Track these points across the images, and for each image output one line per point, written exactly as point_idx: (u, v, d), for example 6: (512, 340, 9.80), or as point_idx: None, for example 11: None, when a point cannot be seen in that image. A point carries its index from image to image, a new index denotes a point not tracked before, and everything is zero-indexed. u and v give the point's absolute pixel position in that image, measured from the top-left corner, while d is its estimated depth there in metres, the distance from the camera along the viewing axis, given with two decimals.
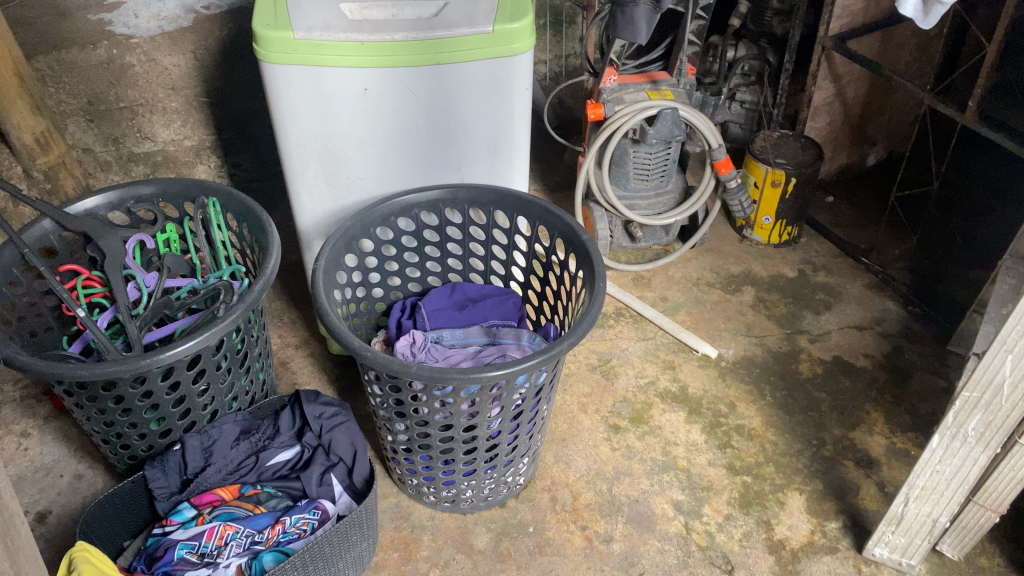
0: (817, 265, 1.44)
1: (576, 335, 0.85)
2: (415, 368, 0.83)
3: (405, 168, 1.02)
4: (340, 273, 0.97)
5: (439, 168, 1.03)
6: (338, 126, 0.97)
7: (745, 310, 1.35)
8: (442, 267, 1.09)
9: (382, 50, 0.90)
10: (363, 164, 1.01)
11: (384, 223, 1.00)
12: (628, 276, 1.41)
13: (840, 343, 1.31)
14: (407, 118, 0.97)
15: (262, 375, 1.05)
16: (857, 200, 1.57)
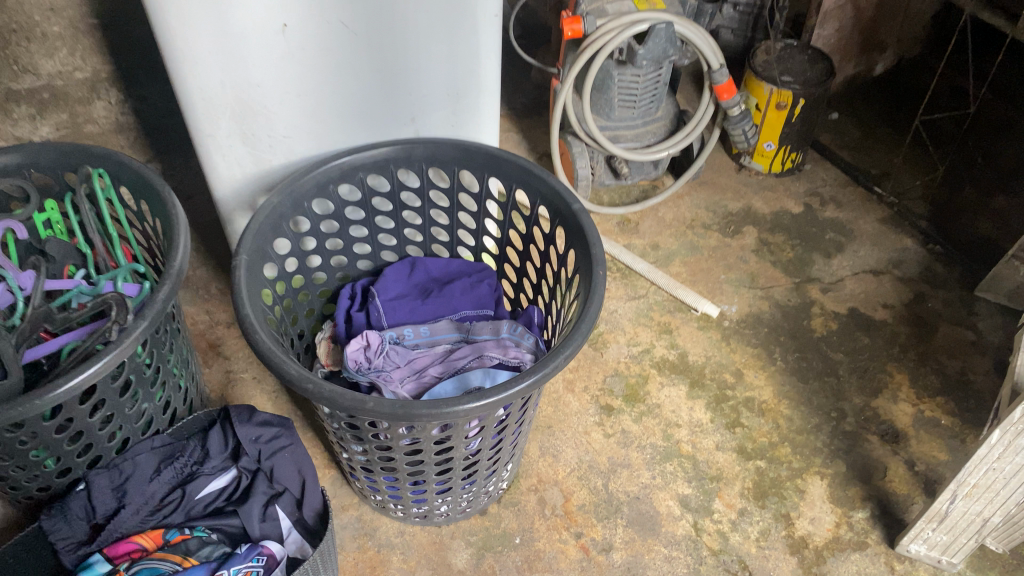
0: (824, 197, 1.27)
1: (575, 346, 0.68)
2: (371, 402, 0.64)
3: (348, 118, 0.81)
4: (270, 264, 0.77)
5: (387, 119, 0.82)
6: (254, 74, 0.74)
7: (748, 256, 1.18)
8: (398, 240, 0.90)
9: None
10: (292, 118, 0.79)
11: (323, 195, 0.80)
12: (612, 220, 1.23)
13: (855, 292, 1.15)
14: (343, 62, 0.75)
15: (184, 384, 0.86)
16: (866, 118, 1.39)
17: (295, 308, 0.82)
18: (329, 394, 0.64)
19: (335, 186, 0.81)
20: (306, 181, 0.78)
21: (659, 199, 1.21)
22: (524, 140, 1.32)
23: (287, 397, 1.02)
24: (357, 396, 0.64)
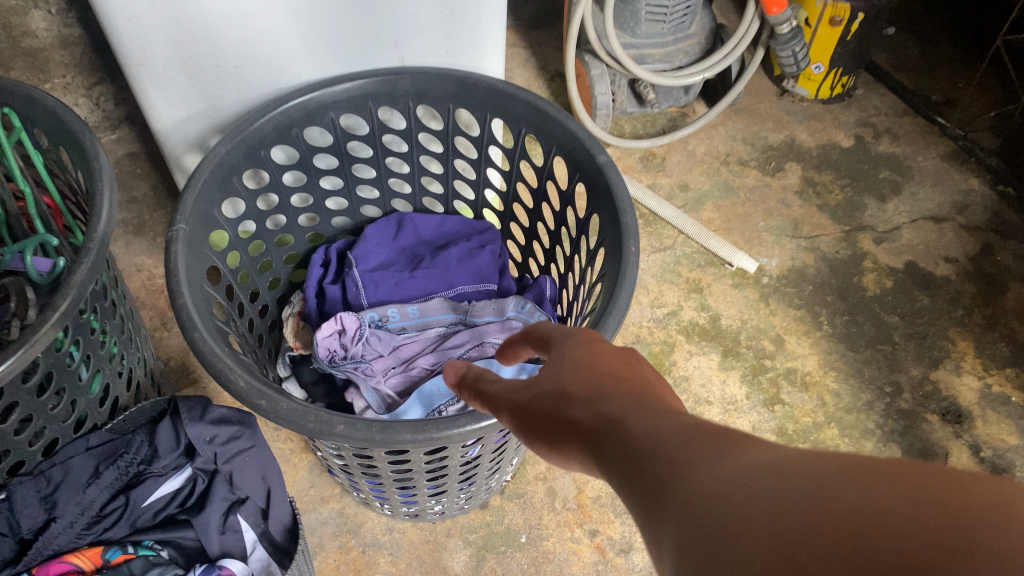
0: (878, 128, 1.11)
1: (597, 350, 0.52)
2: (340, 425, 0.50)
3: (318, 45, 0.64)
4: (219, 229, 0.62)
5: (364, 43, 0.65)
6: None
7: (790, 199, 1.03)
8: (381, 189, 0.75)
9: None
10: (246, 44, 0.62)
11: (285, 140, 0.64)
12: (634, 154, 1.07)
13: (913, 242, 1.00)
14: None
15: (128, 366, 0.71)
16: (933, 39, 1.22)
17: (255, 279, 0.68)
18: (285, 412, 0.50)
19: (299, 129, 0.65)
20: (261, 126, 0.62)
21: (690, 131, 1.05)
22: (534, 58, 1.14)
23: None
24: (323, 415, 0.50)
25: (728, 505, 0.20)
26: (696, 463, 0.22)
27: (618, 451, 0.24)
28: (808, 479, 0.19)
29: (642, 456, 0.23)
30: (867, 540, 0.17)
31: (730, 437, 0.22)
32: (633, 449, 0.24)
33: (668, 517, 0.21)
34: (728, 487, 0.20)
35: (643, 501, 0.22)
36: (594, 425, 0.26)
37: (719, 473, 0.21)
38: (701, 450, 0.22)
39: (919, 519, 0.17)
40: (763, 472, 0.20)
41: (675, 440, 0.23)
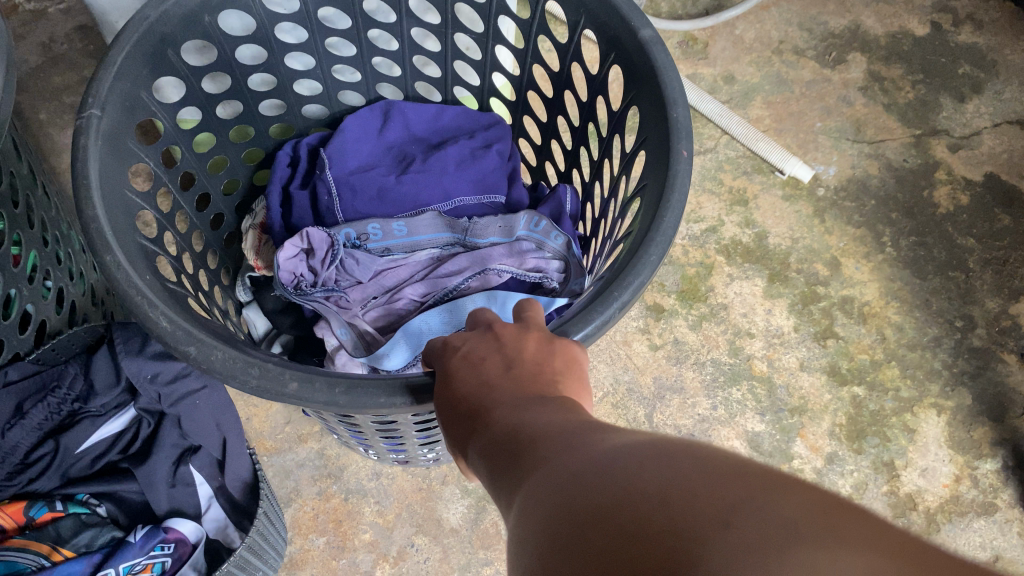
0: (959, 13, 0.94)
1: (636, 290, 0.38)
2: (294, 386, 0.36)
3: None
4: (152, 119, 0.47)
5: None
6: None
7: (853, 97, 0.88)
8: (363, 71, 0.60)
9: None
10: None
11: (236, 2, 0.50)
12: (672, 39, 0.91)
13: (995, 151, 0.86)
14: None
15: (54, 283, 0.58)
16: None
17: (203, 181, 0.54)
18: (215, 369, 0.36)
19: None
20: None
21: (739, 11, 0.89)
22: None
23: None
24: (275, 370, 0.37)
25: (540, 497, 0.21)
26: (533, 459, 0.23)
27: (495, 446, 0.26)
28: (607, 464, 0.20)
29: (509, 446, 0.25)
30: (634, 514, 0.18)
31: (570, 429, 0.24)
32: (503, 445, 0.25)
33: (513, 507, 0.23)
34: (549, 474, 0.21)
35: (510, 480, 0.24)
36: (487, 423, 0.28)
37: (545, 467, 0.22)
38: (542, 439, 0.24)
39: (667, 491, 0.17)
40: (581, 458, 0.21)
41: (534, 431, 0.25)
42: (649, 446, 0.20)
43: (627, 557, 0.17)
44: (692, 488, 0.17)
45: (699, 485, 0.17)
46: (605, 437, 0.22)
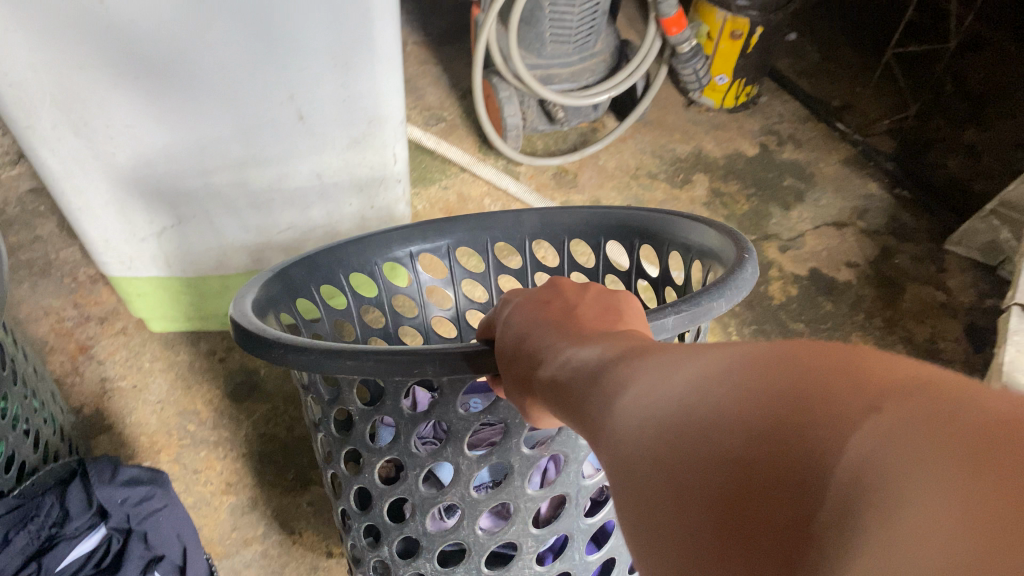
0: (782, 136, 1.16)
1: (702, 309, 0.40)
2: (351, 361, 0.38)
3: (243, 125, 0.68)
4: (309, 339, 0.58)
5: (258, 99, 0.66)
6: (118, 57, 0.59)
7: (699, 211, 1.06)
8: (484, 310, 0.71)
9: None
10: (167, 119, 0.65)
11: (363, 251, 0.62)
12: (547, 171, 1.08)
13: (817, 249, 1.04)
14: (193, 34, 0.59)
15: (31, 428, 0.69)
16: (836, 51, 1.30)
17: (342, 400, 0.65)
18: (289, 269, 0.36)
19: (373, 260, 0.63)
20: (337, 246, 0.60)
21: (599, 146, 1.07)
22: (445, 74, 1.18)
23: (173, 408, 0.87)
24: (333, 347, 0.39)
25: (652, 407, 0.26)
26: (621, 389, 0.28)
27: (574, 381, 0.31)
28: (710, 376, 0.24)
29: (595, 376, 0.30)
30: (751, 406, 0.22)
31: (655, 357, 0.28)
32: (583, 379, 0.30)
33: (603, 436, 0.27)
34: (657, 390, 0.26)
35: (597, 409, 0.28)
36: (559, 365, 0.33)
37: (654, 384, 0.26)
38: (632, 367, 0.28)
39: (774, 400, 0.22)
40: (678, 385, 0.25)
41: (624, 360, 0.29)
42: (743, 359, 0.24)
43: (752, 462, 0.21)
44: (796, 382, 0.22)
45: (805, 382, 0.22)
46: (699, 357, 0.26)
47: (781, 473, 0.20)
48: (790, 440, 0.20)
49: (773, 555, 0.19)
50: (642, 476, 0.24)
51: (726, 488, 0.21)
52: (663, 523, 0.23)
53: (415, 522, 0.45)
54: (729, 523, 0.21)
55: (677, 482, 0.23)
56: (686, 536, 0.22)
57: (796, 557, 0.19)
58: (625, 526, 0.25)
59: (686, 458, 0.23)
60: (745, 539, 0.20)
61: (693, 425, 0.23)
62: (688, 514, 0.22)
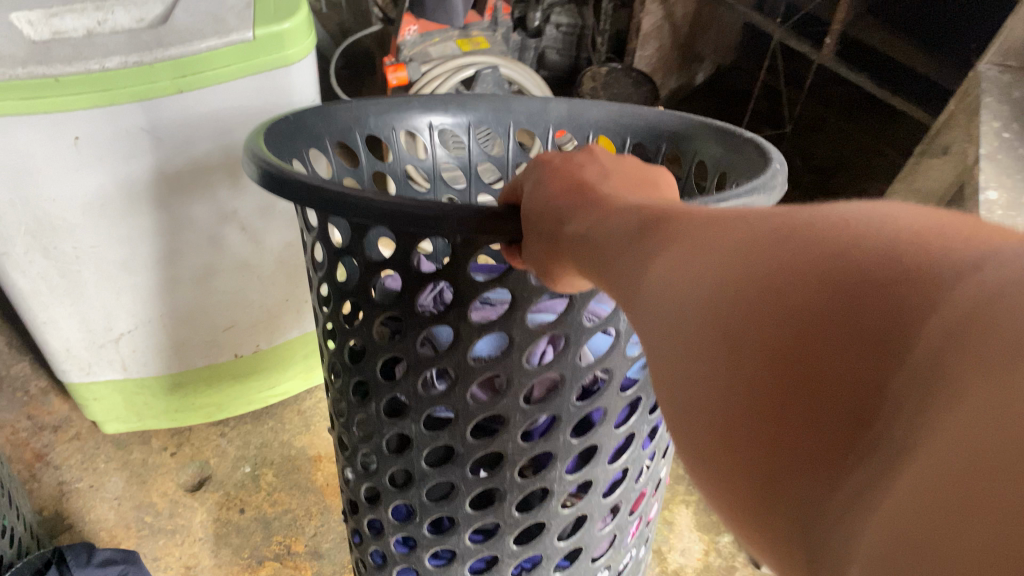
0: None
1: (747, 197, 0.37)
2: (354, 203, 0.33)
3: (199, 239, 0.79)
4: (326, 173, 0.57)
5: (210, 220, 0.78)
6: (85, 189, 0.69)
7: None
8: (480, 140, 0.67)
9: (88, 84, 0.62)
10: (125, 236, 0.75)
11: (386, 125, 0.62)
12: None
13: None
14: (157, 167, 0.71)
15: (8, 526, 0.75)
16: None
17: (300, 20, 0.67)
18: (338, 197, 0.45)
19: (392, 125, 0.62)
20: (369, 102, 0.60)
21: None
22: None
23: (131, 502, 0.93)
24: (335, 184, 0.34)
25: (709, 258, 0.24)
26: (679, 232, 0.26)
27: (611, 242, 0.29)
28: (777, 238, 0.23)
29: (637, 234, 0.28)
30: (822, 265, 0.21)
31: (715, 217, 0.26)
32: (620, 237, 0.29)
33: (650, 276, 0.26)
34: (716, 242, 0.24)
35: (651, 247, 0.27)
36: (588, 227, 0.31)
37: (713, 237, 0.25)
38: (681, 225, 0.27)
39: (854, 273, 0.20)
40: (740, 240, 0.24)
41: (668, 219, 0.28)
42: (815, 224, 0.23)
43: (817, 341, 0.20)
44: (872, 251, 0.20)
45: (890, 253, 0.20)
46: (766, 214, 0.24)
47: (855, 338, 0.19)
48: (859, 296, 0.20)
49: (837, 418, 0.19)
50: (687, 341, 0.23)
51: (781, 358, 0.20)
52: (720, 395, 0.22)
53: (411, 421, 0.43)
54: (789, 384, 0.20)
55: (738, 357, 0.22)
56: (730, 398, 0.22)
57: (869, 417, 0.18)
58: (656, 382, 0.25)
59: (741, 321, 0.22)
60: (801, 401, 0.20)
61: (753, 283, 0.22)
62: (739, 384, 0.21)
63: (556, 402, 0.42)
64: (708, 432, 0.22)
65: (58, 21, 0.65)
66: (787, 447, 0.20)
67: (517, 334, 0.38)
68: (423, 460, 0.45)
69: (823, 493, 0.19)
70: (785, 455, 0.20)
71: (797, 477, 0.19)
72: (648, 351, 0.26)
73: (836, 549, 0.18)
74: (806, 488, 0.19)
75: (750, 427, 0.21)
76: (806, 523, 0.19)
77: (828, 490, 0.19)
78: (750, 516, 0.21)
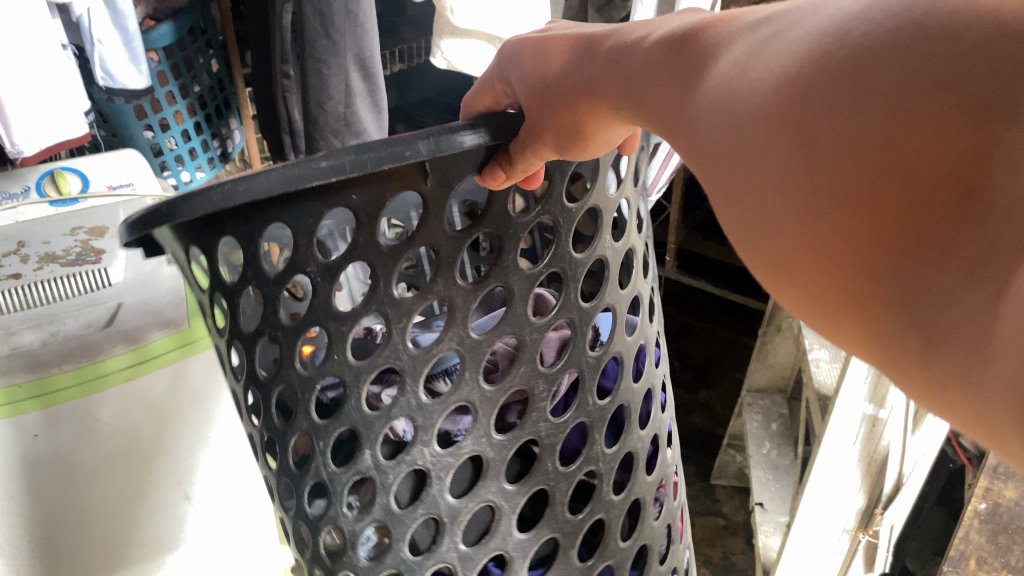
0: None
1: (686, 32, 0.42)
2: (323, 164, 0.32)
3: (147, 516, 0.75)
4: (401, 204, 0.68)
5: (162, 496, 0.75)
6: (32, 528, 0.69)
7: None
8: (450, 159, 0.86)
9: (32, 387, 0.65)
10: (75, 530, 0.71)
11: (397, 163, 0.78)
12: None
13: None
14: (114, 453, 0.71)
15: None
16: None
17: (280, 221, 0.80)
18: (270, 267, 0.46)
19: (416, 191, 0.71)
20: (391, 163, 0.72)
21: None
22: None
23: None
24: (248, 181, 0.32)
25: (779, 66, 0.24)
26: (703, 62, 0.29)
27: (624, 66, 0.35)
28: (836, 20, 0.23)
29: (681, 72, 0.30)
30: (898, 46, 0.21)
31: (770, 16, 0.27)
32: (634, 70, 0.34)
33: (691, 106, 0.28)
34: (776, 53, 0.25)
35: (685, 77, 0.30)
36: (609, 65, 0.36)
37: (772, 51, 0.25)
38: (722, 58, 0.28)
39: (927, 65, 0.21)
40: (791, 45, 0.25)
41: (713, 51, 0.29)
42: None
43: (913, 132, 0.20)
44: (941, 15, 0.21)
45: (979, 13, 0.20)
46: (817, 8, 0.25)
47: (960, 118, 0.19)
48: (940, 76, 0.20)
49: (947, 190, 0.19)
50: (766, 162, 0.23)
51: (871, 154, 0.20)
52: (802, 208, 0.22)
53: (420, 447, 0.40)
54: (883, 169, 0.20)
55: (830, 167, 0.21)
56: (819, 202, 0.21)
57: (978, 183, 0.19)
58: (726, 200, 0.25)
59: (818, 124, 0.22)
60: (903, 182, 0.20)
61: (820, 87, 0.22)
62: (827, 192, 0.21)
63: (573, 355, 0.43)
64: (792, 239, 0.22)
65: (16, 336, 0.65)
66: (894, 232, 0.19)
67: (515, 282, 0.40)
68: (445, 497, 0.41)
69: (932, 268, 0.19)
70: (888, 241, 0.20)
71: (903, 258, 0.19)
72: (707, 174, 0.26)
73: (969, 311, 0.18)
74: (916, 264, 0.19)
75: (853, 221, 0.20)
76: (917, 299, 0.19)
77: (944, 258, 0.18)
78: (852, 318, 0.21)
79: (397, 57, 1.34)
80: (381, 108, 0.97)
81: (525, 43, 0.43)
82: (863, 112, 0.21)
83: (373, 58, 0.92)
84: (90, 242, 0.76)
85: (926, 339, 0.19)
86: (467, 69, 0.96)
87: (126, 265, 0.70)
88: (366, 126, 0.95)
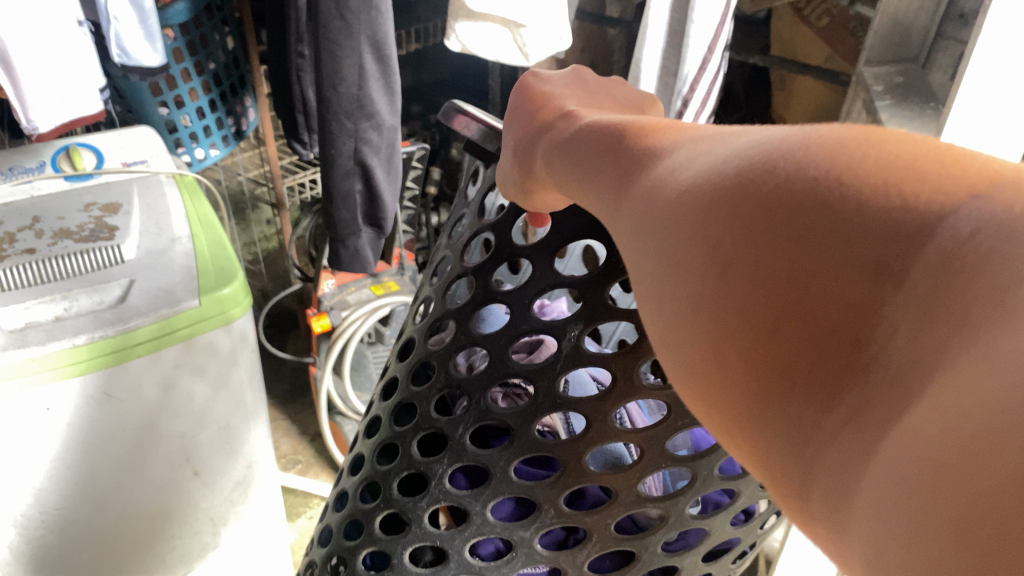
0: None
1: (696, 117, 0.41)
2: None
3: (155, 489, 0.77)
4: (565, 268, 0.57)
5: (166, 470, 0.77)
6: (47, 501, 0.71)
7: None
8: None
9: (63, 357, 0.64)
10: (89, 500, 0.73)
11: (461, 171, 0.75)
12: None
13: None
14: (123, 436, 0.71)
15: None
16: None
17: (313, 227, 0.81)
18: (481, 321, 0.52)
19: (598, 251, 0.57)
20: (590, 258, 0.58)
21: None
22: (294, 424, 1.42)
23: None
24: None
25: (708, 182, 0.25)
26: (649, 158, 0.30)
27: (570, 152, 0.35)
28: (759, 156, 0.24)
29: (621, 168, 0.31)
30: (811, 193, 0.21)
31: (718, 135, 0.28)
32: (589, 141, 0.34)
33: (624, 204, 0.29)
34: (709, 168, 0.26)
35: (623, 170, 0.31)
36: (565, 141, 0.37)
37: (713, 160, 0.26)
38: (661, 163, 0.29)
39: (831, 216, 0.21)
40: (720, 164, 0.25)
41: (655, 153, 0.30)
42: (814, 138, 0.23)
43: (812, 279, 0.20)
44: (854, 172, 0.21)
45: (889, 163, 0.21)
46: (761, 137, 0.26)
47: (855, 268, 0.19)
48: (842, 221, 0.20)
49: (837, 338, 0.19)
50: (687, 276, 0.24)
51: (775, 292, 0.21)
52: (712, 323, 0.23)
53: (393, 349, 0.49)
54: (782, 306, 0.21)
55: (737, 296, 0.22)
56: (729, 327, 0.22)
57: (866, 336, 0.19)
58: (652, 296, 0.26)
59: (736, 253, 0.22)
60: (798, 325, 0.20)
61: (741, 210, 0.23)
62: (732, 318, 0.22)
63: (472, 384, 0.40)
64: (703, 359, 0.23)
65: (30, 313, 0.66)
66: (790, 373, 0.20)
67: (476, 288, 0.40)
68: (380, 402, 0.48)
69: (822, 415, 0.19)
70: (782, 379, 0.20)
71: (795, 403, 0.20)
72: (638, 262, 0.27)
73: (840, 461, 0.18)
74: (804, 405, 0.20)
75: (753, 354, 0.21)
76: (805, 442, 0.19)
77: (826, 412, 0.19)
78: (750, 443, 0.22)
79: (414, 38, 1.33)
80: (395, 91, 0.96)
81: (531, 90, 0.43)
82: (772, 251, 0.21)
83: (389, 42, 0.92)
84: (103, 219, 0.76)
85: (805, 479, 0.19)
86: (483, 52, 0.95)
87: (136, 244, 0.74)
88: (379, 109, 0.96)
